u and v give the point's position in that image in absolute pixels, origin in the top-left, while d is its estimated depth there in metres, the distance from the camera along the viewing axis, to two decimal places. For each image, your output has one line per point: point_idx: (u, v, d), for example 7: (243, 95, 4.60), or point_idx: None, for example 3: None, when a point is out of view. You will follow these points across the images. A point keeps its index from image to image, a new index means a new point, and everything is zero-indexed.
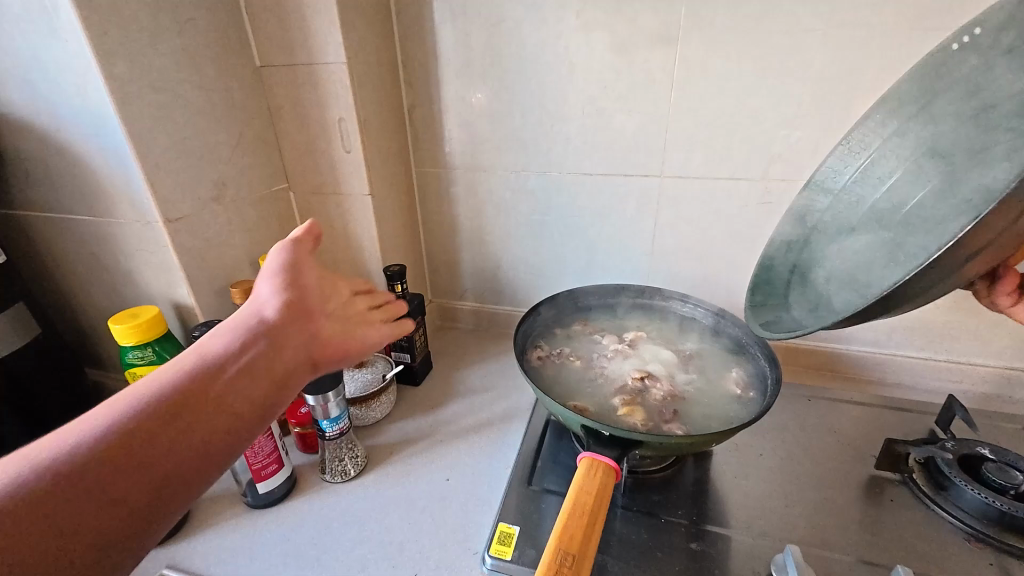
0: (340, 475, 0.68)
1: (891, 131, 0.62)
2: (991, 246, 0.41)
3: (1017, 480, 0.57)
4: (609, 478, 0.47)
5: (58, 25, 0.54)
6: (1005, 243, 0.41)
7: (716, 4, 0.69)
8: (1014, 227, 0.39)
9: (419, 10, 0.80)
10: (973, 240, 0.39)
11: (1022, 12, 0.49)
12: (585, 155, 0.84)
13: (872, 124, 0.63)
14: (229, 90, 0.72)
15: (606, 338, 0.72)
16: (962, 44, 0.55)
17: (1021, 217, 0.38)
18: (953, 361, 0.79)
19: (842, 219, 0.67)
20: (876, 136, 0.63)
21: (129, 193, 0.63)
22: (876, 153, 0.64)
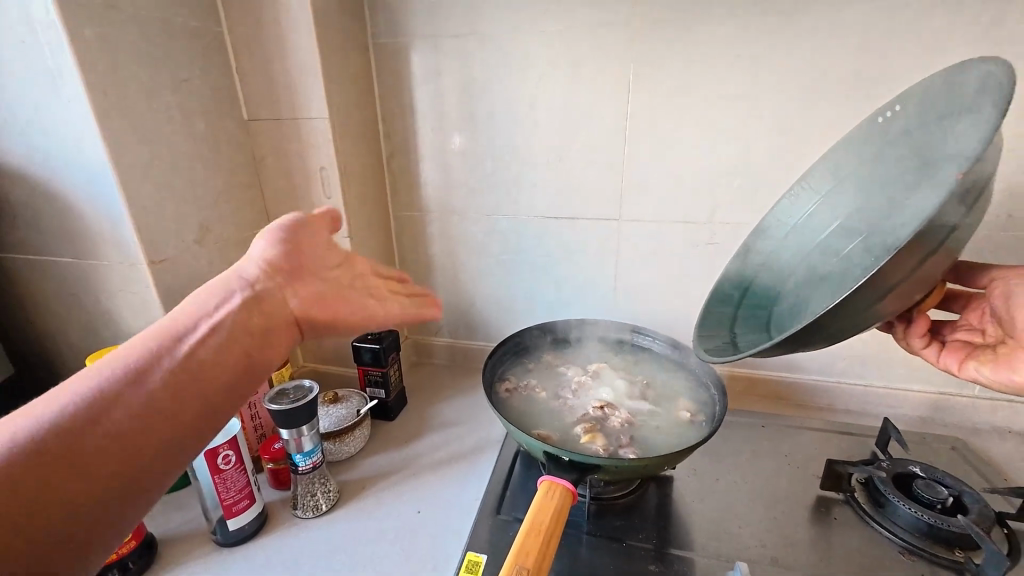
0: (311, 510, 0.68)
1: (826, 189, 0.70)
2: (902, 287, 0.45)
3: (943, 495, 0.62)
4: (565, 500, 0.50)
5: (60, 87, 0.59)
6: (917, 284, 0.46)
7: (659, 73, 0.79)
8: (918, 272, 0.44)
9: (398, 72, 0.89)
10: (885, 277, 0.43)
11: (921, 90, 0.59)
12: (550, 200, 0.91)
13: (815, 182, 0.71)
14: (218, 141, 0.78)
15: (570, 370, 0.77)
16: (886, 117, 0.65)
17: (922, 263, 0.43)
18: (890, 388, 0.86)
19: (787, 257, 0.72)
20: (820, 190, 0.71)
21: (116, 238, 0.66)
22: (821, 203, 0.70)
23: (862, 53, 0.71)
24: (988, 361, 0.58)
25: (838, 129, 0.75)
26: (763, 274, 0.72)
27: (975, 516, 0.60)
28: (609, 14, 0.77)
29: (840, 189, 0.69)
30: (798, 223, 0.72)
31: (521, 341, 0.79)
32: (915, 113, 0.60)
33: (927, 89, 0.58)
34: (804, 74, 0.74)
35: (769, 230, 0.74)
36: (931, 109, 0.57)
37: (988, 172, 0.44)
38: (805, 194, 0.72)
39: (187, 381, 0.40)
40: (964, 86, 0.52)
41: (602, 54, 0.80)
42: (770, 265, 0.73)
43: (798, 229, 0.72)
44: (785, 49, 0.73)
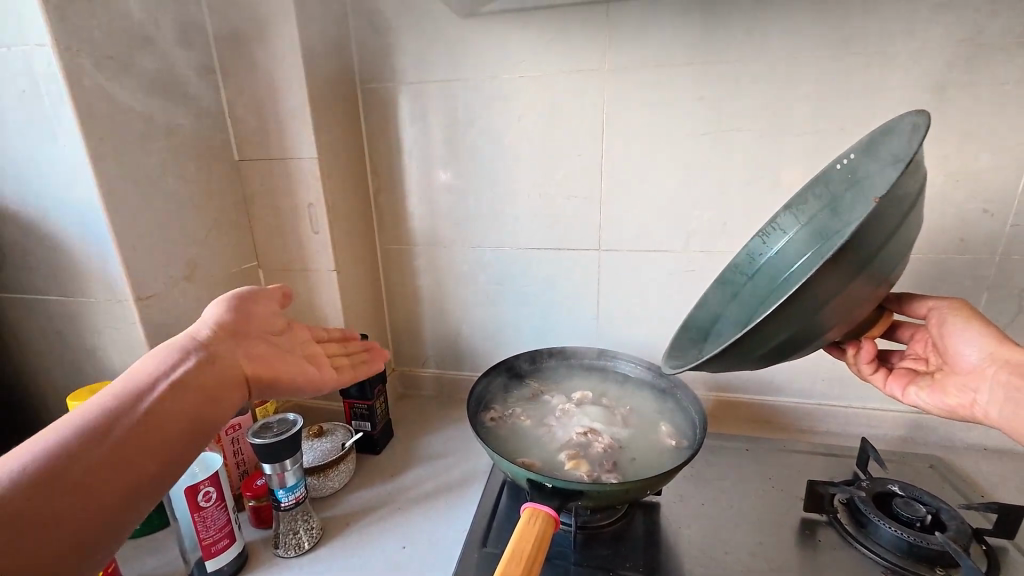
0: (294, 549, 0.67)
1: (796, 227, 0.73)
2: (837, 302, 0.47)
3: (921, 513, 0.63)
4: (548, 527, 0.51)
5: (57, 131, 0.61)
6: (853, 300, 0.48)
7: (630, 112, 0.84)
8: (849, 288, 0.47)
9: (385, 115, 0.93)
10: (817, 288, 0.45)
11: (869, 141, 0.63)
12: (529, 233, 0.95)
13: (786, 219, 0.74)
14: (210, 181, 0.80)
15: (554, 398, 0.78)
16: (843, 165, 0.67)
17: (851, 280, 0.46)
18: (868, 408, 0.88)
19: (762, 289, 0.75)
20: (792, 225, 0.74)
21: (103, 275, 0.66)
22: (792, 239, 0.74)
23: (815, 94, 0.76)
24: (926, 387, 0.62)
25: (799, 161, 0.80)
26: (737, 303, 0.75)
27: (953, 532, 0.61)
28: (582, 59, 0.83)
29: (811, 227, 0.72)
30: (774, 257, 0.75)
31: (508, 370, 0.80)
32: (864, 160, 0.63)
33: (873, 142, 0.62)
34: (765, 112, 0.79)
35: (741, 266, 0.78)
36: (878, 155, 0.60)
37: (911, 198, 0.48)
38: (776, 234, 0.76)
39: (156, 427, 0.42)
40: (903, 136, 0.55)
41: (577, 96, 0.85)
42: (740, 298, 0.76)
43: (769, 266, 0.76)
44: (744, 90, 0.79)
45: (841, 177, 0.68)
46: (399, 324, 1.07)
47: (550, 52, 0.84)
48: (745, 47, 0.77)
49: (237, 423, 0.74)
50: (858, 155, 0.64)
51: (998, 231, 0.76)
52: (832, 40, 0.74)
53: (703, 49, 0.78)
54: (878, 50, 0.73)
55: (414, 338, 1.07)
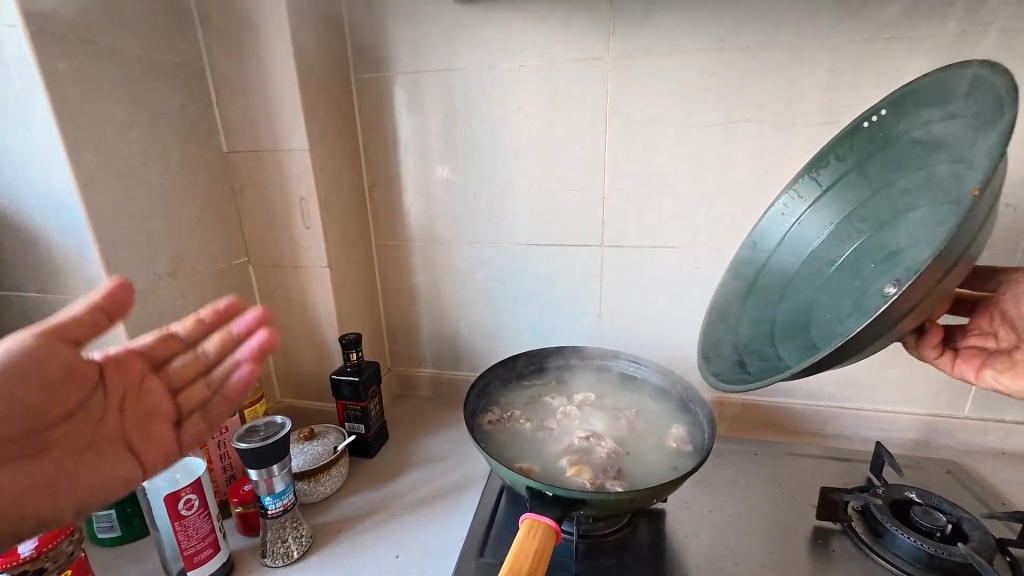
0: (281, 558, 0.64)
1: (815, 197, 0.69)
2: (927, 301, 0.45)
3: (941, 522, 0.60)
4: (549, 539, 0.47)
5: (29, 118, 0.57)
6: (939, 295, 0.46)
7: (635, 103, 0.81)
8: (943, 283, 0.44)
9: (380, 106, 0.90)
10: (916, 293, 0.42)
11: (910, 95, 0.58)
12: (530, 228, 0.91)
13: (804, 188, 0.70)
14: (196, 173, 0.77)
15: (556, 399, 0.75)
16: (873, 122, 0.63)
17: (947, 274, 0.43)
18: (881, 410, 0.85)
19: (786, 266, 0.71)
20: (813, 193, 0.69)
21: (81, 271, 0.63)
22: (810, 210, 0.69)
23: (826, 83, 0.73)
24: (1005, 369, 0.58)
25: (809, 154, 0.77)
26: (766, 282, 0.71)
27: (976, 544, 0.58)
28: (584, 47, 0.80)
29: (834, 194, 0.68)
30: (793, 227, 0.71)
31: (507, 368, 0.77)
32: (905, 117, 0.60)
33: (918, 97, 0.58)
34: (775, 103, 0.76)
35: (759, 241, 0.73)
36: (927, 112, 0.57)
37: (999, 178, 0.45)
38: (795, 202, 0.71)
39: None
40: (966, 93, 0.51)
41: (580, 85, 0.82)
42: (769, 275, 0.71)
43: (790, 239, 0.71)
44: (753, 80, 0.75)
45: (873, 139, 0.64)
46: (396, 323, 1.04)
47: (550, 41, 0.81)
48: (754, 35, 0.74)
49: (224, 426, 0.71)
50: (894, 110, 0.61)
51: (1018, 227, 0.72)
52: (846, 27, 0.71)
53: (711, 37, 0.75)
54: (893, 37, 0.70)
55: (410, 337, 1.04)
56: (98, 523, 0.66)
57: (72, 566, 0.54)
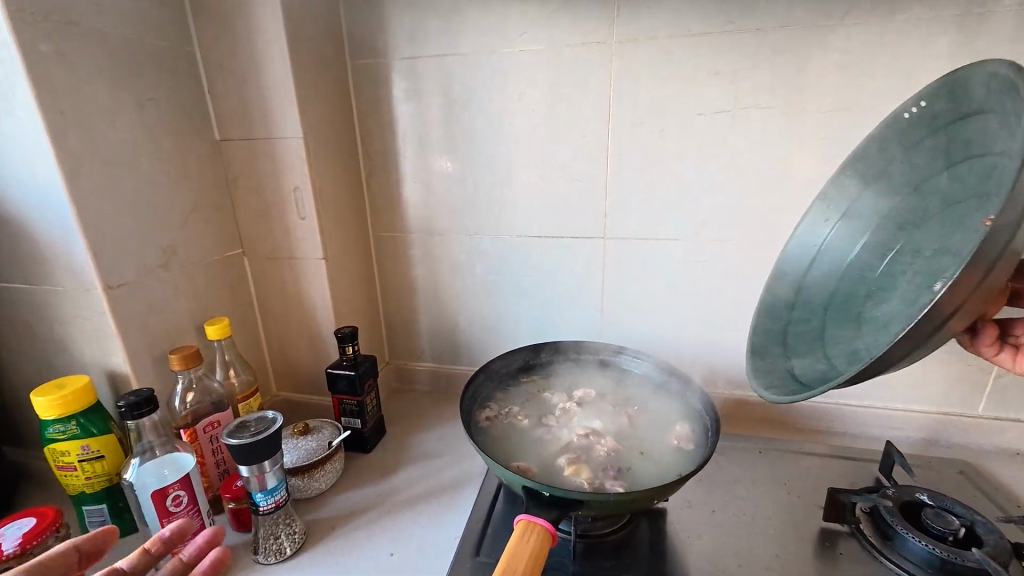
0: (274, 555, 0.63)
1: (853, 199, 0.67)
2: (973, 300, 0.42)
3: (954, 525, 0.58)
4: (544, 542, 0.46)
5: (11, 103, 0.55)
6: (987, 291, 0.43)
7: (639, 88, 0.78)
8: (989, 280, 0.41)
9: (376, 93, 0.88)
10: (955, 295, 0.40)
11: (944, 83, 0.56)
12: (531, 220, 0.89)
13: (840, 190, 0.68)
14: (187, 162, 0.75)
15: (555, 396, 0.73)
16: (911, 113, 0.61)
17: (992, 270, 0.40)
18: (891, 408, 0.82)
19: (830, 273, 0.69)
20: (850, 196, 0.68)
21: (68, 261, 0.61)
22: (849, 213, 0.68)
23: (840, 67, 0.70)
24: None
25: (821, 142, 0.74)
26: (811, 290, 0.70)
27: (990, 548, 0.56)
28: (587, 31, 0.77)
29: (879, 191, 0.66)
30: (838, 227, 0.69)
31: (524, 354, 0.77)
32: (941, 106, 0.57)
33: (947, 86, 0.56)
34: (786, 89, 0.72)
35: (796, 249, 0.72)
36: (964, 105, 0.54)
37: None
38: (833, 205, 0.69)
39: None
40: (996, 85, 0.49)
41: (583, 71, 0.79)
42: (813, 283, 0.70)
43: (830, 245, 0.69)
44: (762, 65, 0.72)
45: (911, 132, 0.61)
46: (394, 316, 1.02)
47: (553, 24, 0.78)
48: (765, 17, 0.71)
49: (216, 420, 0.70)
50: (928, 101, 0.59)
51: None
52: (863, 7, 0.67)
53: (721, 19, 0.72)
54: (912, 18, 0.66)
55: (408, 332, 1.03)
56: (89, 518, 0.65)
57: None
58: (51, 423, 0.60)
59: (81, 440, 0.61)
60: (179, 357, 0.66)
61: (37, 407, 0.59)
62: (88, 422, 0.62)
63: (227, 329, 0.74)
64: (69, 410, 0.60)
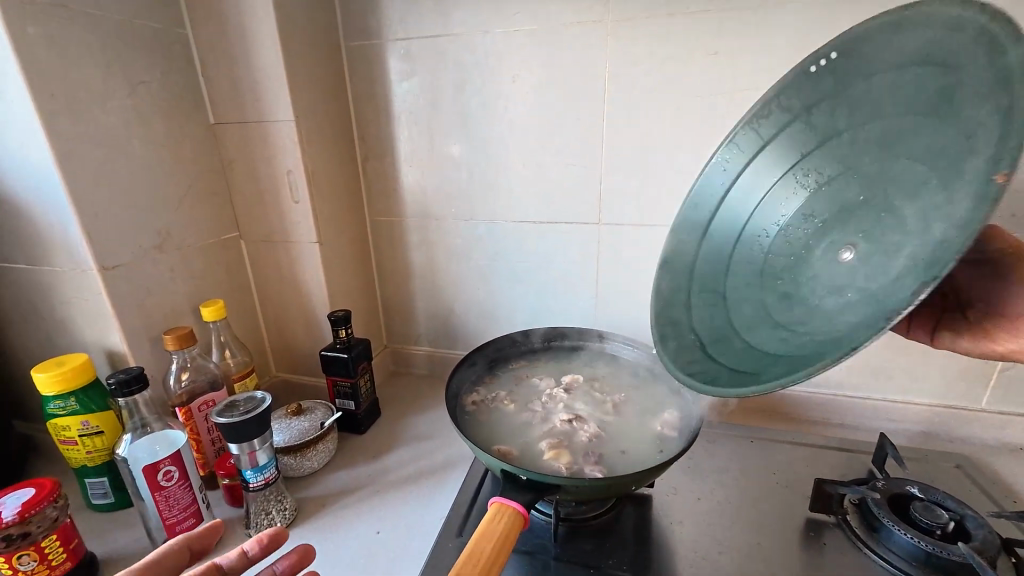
0: (265, 529, 0.65)
1: (755, 157, 0.62)
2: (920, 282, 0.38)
3: (943, 519, 0.57)
4: (516, 525, 0.46)
5: (4, 86, 0.56)
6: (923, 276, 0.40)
7: (634, 70, 0.76)
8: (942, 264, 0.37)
9: (371, 76, 0.87)
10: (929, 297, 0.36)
11: (879, 30, 0.51)
12: (525, 204, 0.88)
13: (743, 143, 0.63)
14: (181, 145, 0.76)
15: (543, 381, 0.73)
16: (820, 66, 0.56)
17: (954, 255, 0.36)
18: (891, 400, 0.80)
19: (722, 238, 0.64)
20: (750, 153, 0.62)
21: (64, 243, 0.63)
22: (750, 171, 0.62)
23: None
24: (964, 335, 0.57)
25: None
26: (704, 257, 0.64)
27: (978, 543, 0.54)
28: (582, 10, 0.75)
29: (775, 149, 0.61)
30: (731, 188, 0.64)
31: (496, 345, 0.75)
32: (862, 57, 0.53)
33: (882, 30, 0.51)
34: (789, 68, 0.70)
35: (694, 210, 0.66)
36: (898, 51, 0.50)
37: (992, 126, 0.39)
38: (736, 159, 0.63)
39: None
40: (953, 32, 0.44)
41: (577, 52, 0.77)
42: (706, 250, 0.64)
43: (728, 205, 0.64)
44: (763, 44, 0.70)
45: (823, 86, 0.57)
46: (391, 300, 1.03)
47: (546, 2, 0.76)
48: None
49: (210, 399, 0.71)
50: (842, 53, 0.55)
51: None
52: None
53: None
54: None
55: (405, 316, 1.03)
56: (93, 490, 0.68)
57: (58, 532, 0.55)
58: (52, 399, 0.62)
59: (81, 415, 0.64)
60: (174, 337, 0.67)
61: (38, 383, 0.62)
62: (88, 398, 0.64)
63: (222, 311, 0.75)
64: (69, 386, 0.62)
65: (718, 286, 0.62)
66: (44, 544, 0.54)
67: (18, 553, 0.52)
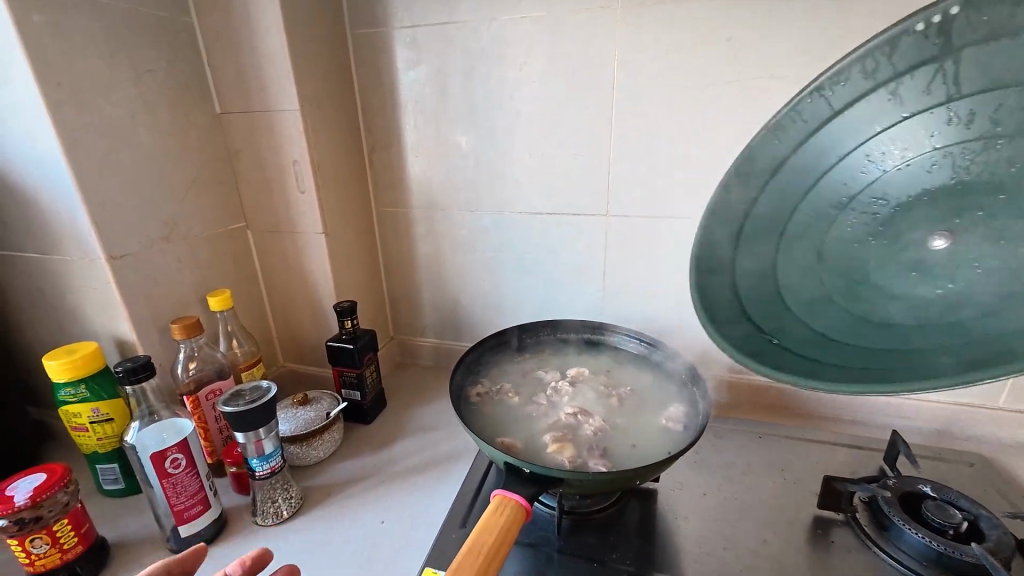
0: (271, 517, 0.65)
1: (825, 125, 0.58)
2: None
3: (956, 519, 0.55)
4: (518, 517, 0.46)
5: (10, 75, 0.56)
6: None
7: (645, 58, 0.74)
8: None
9: (377, 65, 0.86)
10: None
11: None
12: (532, 195, 0.87)
13: (814, 112, 0.58)
14: (187, 134, 0.76)
15: (548, 373, 0.73)
16: (929, 24, 0.50)
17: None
18: (903, 397, 0.79)
19: (780, 209, 0.63)
20: (819, 121, 0.58)
21: (73, 232, 0.63)
22: (818, 142, 0.59)
23: (864, 31, 0.65)
24: None
25: None
26: (756, 229, 0.64)
27: (992, 544, 0.53)
28: None
29: (850, 119, 0.57)
30: (792, 159, 0.61)
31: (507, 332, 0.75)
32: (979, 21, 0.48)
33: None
34: (806, 54, 0.67)
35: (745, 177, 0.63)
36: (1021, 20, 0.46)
37: None
38: (802, 127, 0.59)
39: None
40: None
41: (587, 39, 0.75)
42: (760, 223, 0.64)
43: (787, 175, 0.62)
44: (779, 29, 0.67)
45: (919, 52, 0.52)
46: (397, 292, 1.03)
47: None
48: None
49: (218, 387, 0.72)
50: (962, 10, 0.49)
51: None
52: None
53: None
54: None
55: (411, 307, 1.03)
56: (104, 475, 0.69)
57: (69, 516, 0.56)
58: (63, 386, 0.63)
59: (91, 402, 0.64)
60: (181, 326, 0.68)
61: (49, 370, 0.62)
62: (98, 386, 0.65)
63: (229, 301, 0.75)
64: (79, 374, 0.63)
65: (773, 262, 0.64)
66: (56, 528, 0.55)
67: (31, 536, 0.53)
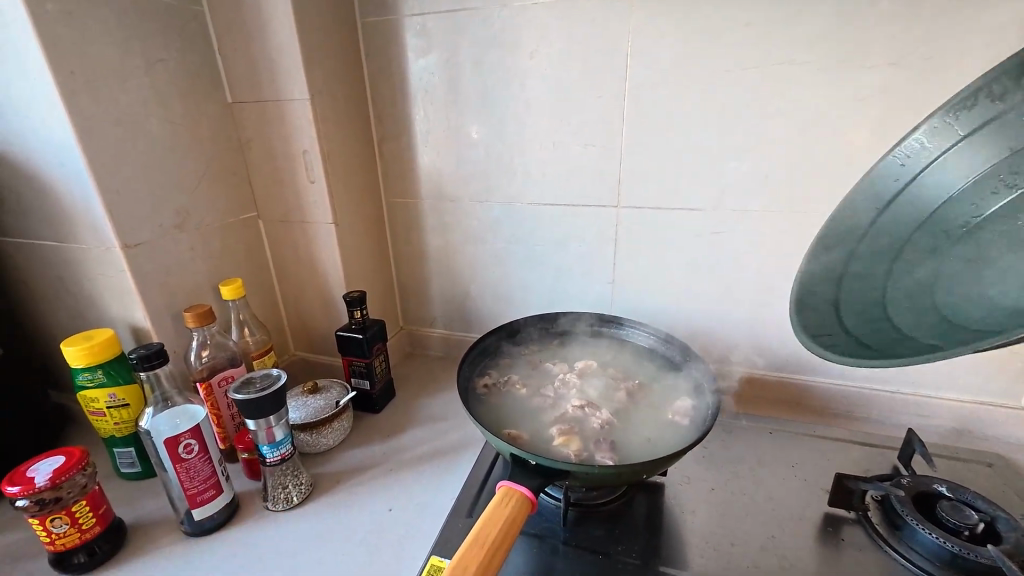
0: (282, 502, 0.67)
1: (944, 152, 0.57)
2: None
3: (972, 520, 0.54)
4: (522, 509, 0.46)
5: (26, 64, 0.57)
6: None
7: (659, 46, 0.72)
8: None
9: (387, 54, 0.85)
10: None
11: None
12: (543, 187, 0.86)
13: (928, 140, 0.58)
14: (199, 124, 0.76)
15: (557, 366, 0.72)
16: None
17: None
18: (920, 395, 0.77)
19: (893, 235, 0.62)
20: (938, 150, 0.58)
21: (89, 220, 0.64)
22: (934, 169, 0.58)
23: (888, 16, 0.62)
24: None
25: (861, 105, 0.67)
26: (868, 256, 0.63)
27: (1009, 546, 0.52)
28: None
29: (977, 143, 0.56)
30: (910, 186, 0.60)
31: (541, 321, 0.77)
32: None
33: None
34: (827, 40, 0.65)
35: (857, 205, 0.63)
36: None
37: None
38: (921, 155, 0.59)
39: None
40: None
41: (600, 27, 0.74)
42: (870, 248, 0.63)
43: (904, 202, 0.61)
44: (799, 16, 0.65)
45: None
46: (407, 282, 1.03)
47: None
48: None
49: (229, 375, 0.73)
50: None
51: None
52: None
53: None
54: None
55: (421, 298, 1.04)
56: (121, 459, 0.71)
57: (87, 498, 0.58)
58: (81, 371, 0.65)
59: (108, 387, 0.66)
60: (194, 314, 0.68)
61: (67, 356, 0.64)
62: (114, 372, 0.67)
63: (241, 290, 0.76)
64: (96, 360, 0.64)
65: (881, 285, 0.62)
66: (74, 508, 0.56)
67: (51, 516, 0.55)
